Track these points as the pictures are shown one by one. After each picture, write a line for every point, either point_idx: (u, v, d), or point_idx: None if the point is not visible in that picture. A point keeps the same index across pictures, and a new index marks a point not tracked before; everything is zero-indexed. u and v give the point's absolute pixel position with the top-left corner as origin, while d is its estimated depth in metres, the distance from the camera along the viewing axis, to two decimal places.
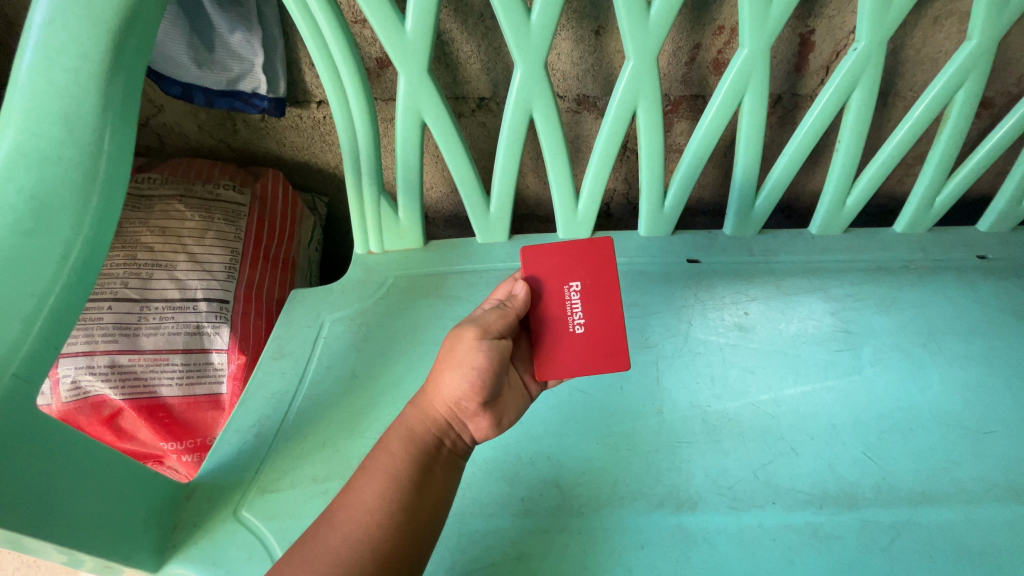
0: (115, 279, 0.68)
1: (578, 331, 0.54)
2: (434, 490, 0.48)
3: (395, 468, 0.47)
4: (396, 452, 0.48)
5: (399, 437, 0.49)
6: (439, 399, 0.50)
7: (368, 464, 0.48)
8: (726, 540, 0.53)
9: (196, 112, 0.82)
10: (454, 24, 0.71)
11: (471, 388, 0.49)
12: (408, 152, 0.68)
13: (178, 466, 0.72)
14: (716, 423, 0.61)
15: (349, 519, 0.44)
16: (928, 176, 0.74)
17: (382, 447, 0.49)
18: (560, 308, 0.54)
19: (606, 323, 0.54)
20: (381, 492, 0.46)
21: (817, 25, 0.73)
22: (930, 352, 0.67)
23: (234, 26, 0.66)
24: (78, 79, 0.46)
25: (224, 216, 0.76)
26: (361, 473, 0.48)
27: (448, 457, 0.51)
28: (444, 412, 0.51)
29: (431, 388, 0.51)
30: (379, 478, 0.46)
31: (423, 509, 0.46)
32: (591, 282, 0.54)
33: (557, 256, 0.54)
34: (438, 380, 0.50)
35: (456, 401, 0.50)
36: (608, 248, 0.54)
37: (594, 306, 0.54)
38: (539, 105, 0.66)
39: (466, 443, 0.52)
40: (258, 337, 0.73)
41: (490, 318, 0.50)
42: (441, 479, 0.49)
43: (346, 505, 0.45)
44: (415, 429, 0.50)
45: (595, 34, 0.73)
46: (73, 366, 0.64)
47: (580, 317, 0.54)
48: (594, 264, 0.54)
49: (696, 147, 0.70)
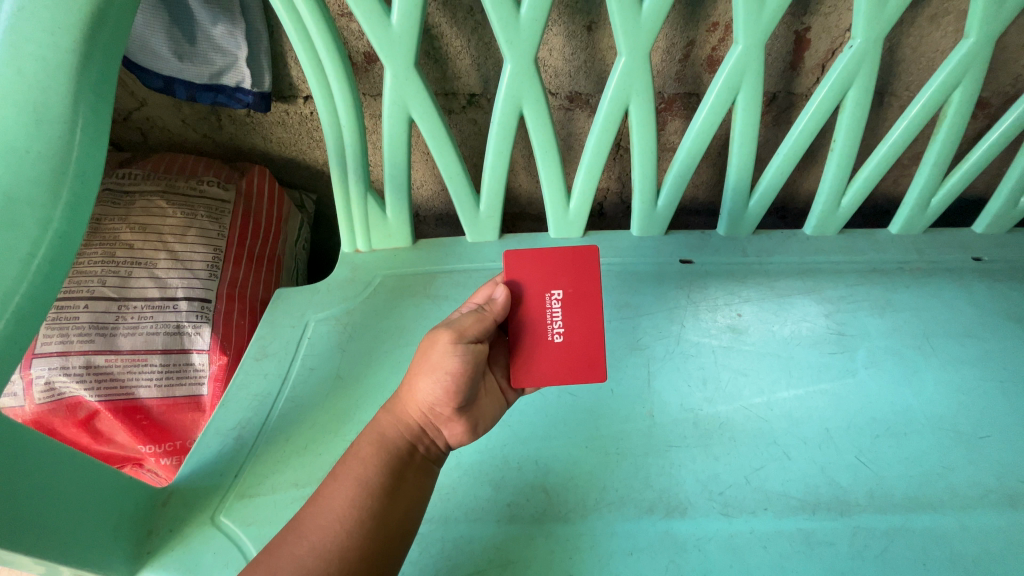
0: (93, 278, 0.66)
1: (558, 339, 0.53)
2: (406, 496, 0.47)
3: (365, 474, 0.46)
4: (368, 457, 0.47)
5: (370, 442, 0.48)
6: (413, 403, 0.49)
7: (338, 470, 0.47)
8: (716, 547, 0.52)
9: (179, 105, 0.80)
10: (443, 18, 0.69)
11: (445, 393, 0.48)
12: (395, 149, 0.67)
13: (158, 469, 0.71)
14: (707, 426, 0.60)
15: (317, 527, 0.43)
16: (924, 176, 0.73)
17: (353, 452, 0.48)
18: (540, 315, 0.53)
19: (585, 332, 0.53)
20: (351, 499, 0.44)
21: (813, 22, 0.72)
22: (925, 355, 0.66)
23: (216, 18, 0.64)
24: (48, 69, 0.45)
25: (206, 213, 0.75)
26: (330, 479, 0.47)
27: (421, 462, 0.50)
28: (417, 417, 0.49)
29: (405, 391, 0.50)
30: (349, 484, 0.45)
31: (394, 515, 0.45)
32: (573, 290, 0.53)
33: (540, 261, 0.52)
34: (411, 384, 0.49)
35: (430, 406, 0.49)
36: (594, 254, 0.52)
37: (577, 314, 0.53)
38: (529, 101, 0.64)
39: (440, 447, 0.51)
40: (241, 337, 0.72)
41: (466, 322, 0.49)
42: (413, 485, 0.48)
43: (314, 512, 0.44)
44: (387, 434, 0.49)
45: (587, 30, 0.71)
46: (47, 366, 0.62)
47: (561, 325, 0.53)
48: (579, 270, 0.53)
49: (688, 146, 0.69)
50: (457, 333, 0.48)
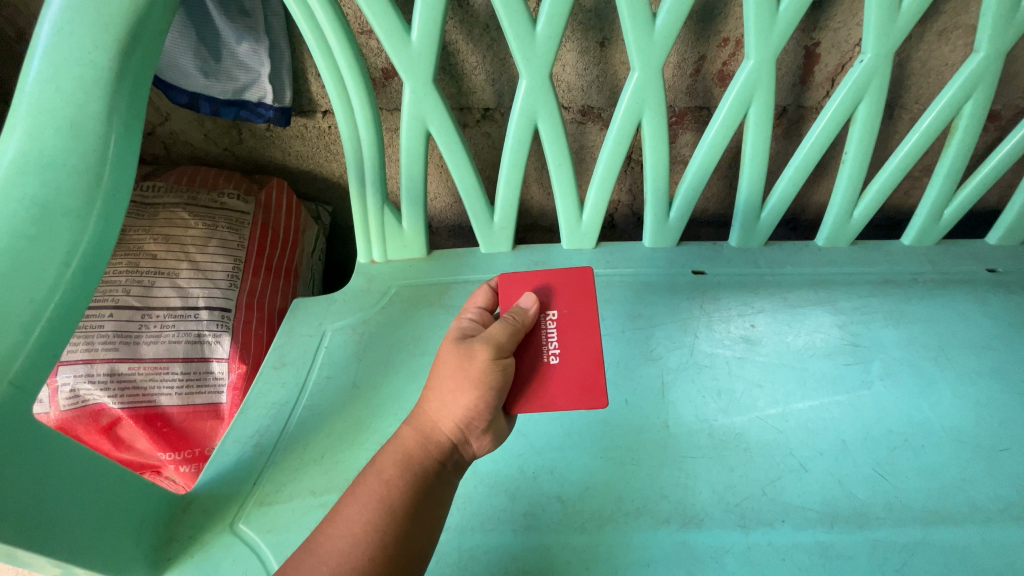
0: (117, 287, 0.68)
1: (553, 359, 0.52)
2: (427, 518, 0.46)
3: (388, 495, 0.45)
4: (392, 478, 0.46)
5: (395, 462, 0.47)
6: (445, 419, 0.48)
7: (357, 489, 0.46)
8: (734, 559, 0.52)
9: (202, 121, 0.82)
10: (459, 36, 0.71)
11: (484, 407, 0.47)
12: (412, 162, 0.68)
13: (176, 476, 0.71)
14: (722, 438, 0.60)
15: (335, 550, 0.42)
16: (936, 189, 0.73)
17: (373, 473, 0.47)
18: (535, 334, 0.53)
19: (581, 355, 0.52)
20: (371, 522, 0.44)
21: (822, 37, 0.73)
22: (941, 367, 0.66)
23: (241, 37, 0.66)
24: (85, 87, 0.46)
25: (227, 225, 0.76)
26: (347, 498, 0.46)
27: (447, 480, 0.49)
28: (449, 435, 0.48)
29: (433, 407, 0.49)
30: (370, 505, 0.44)
31: (416, 538, 0.45)
32: (567, 312, 0.53)
33: (526, 282, 0.55)
34: (443, 401, 0.48)
35: (466, 421, 0.48)
36: (587, 279, 0.54)
37: (570, 336, 0.53)
38: (544, 116, 0.66)
39: (467, 459, 0.51)
40: (260, 346, 0.73)
41: (496, 330, 0.48)
42: (434, 505, 0.47)
43: (332, 534, 0.43)
44: (413, 451, 0.48)
45: (601, 46, 0.73)
46: (72, 373, 0.64)
47: (556, 347, 0.52)
48: (573, 296, 0.54)
49: (701, 158, 0.70)
50: (499, 347, 0.47)
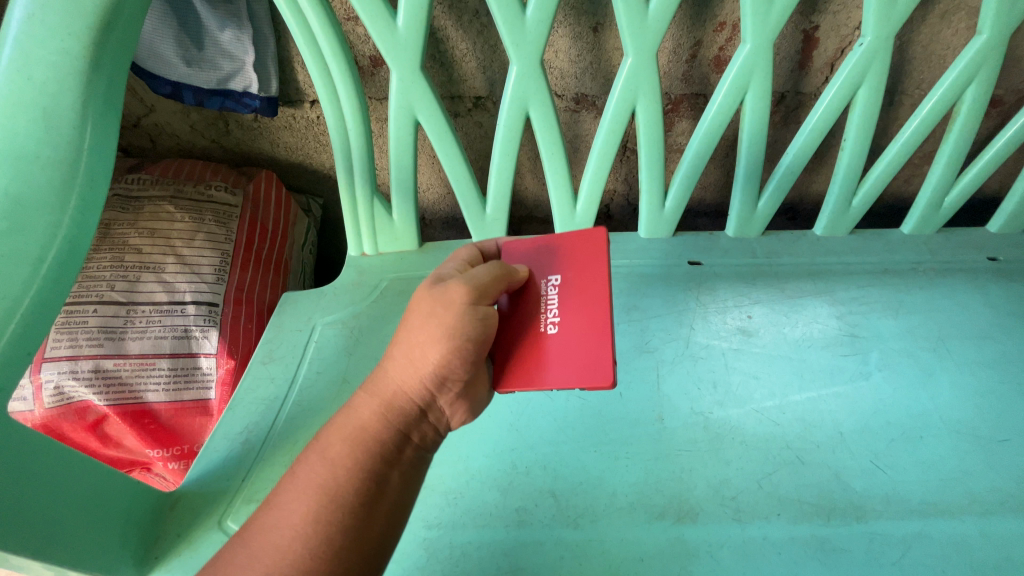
0: (101, 282, 0.67)
1: (551, 329, 0.49)
2: (392, 486, 0.42)
3: (349, 458, 0.42)
4: (356, 438, 0.43)
5: (360, 422, 0.44)
6: (413, 376, 0.44)
7: (317, 451, 0.43)
8: (729, 553, 0.51)
9: (187, 112, 0.81)
10: (448, 22, 0.69)
11: (452, 362, 0.44)
12: (401, 152, 0.67)
13: (166, 473, 0.71)
14: (718, 430, 0.59)
15: (267, 550, 0.38)
16: (936, 176, 0.72)
17: (338, 432, 0.44)
18: (537, 303, 0.51)
19: (580, 323, 0.49)
20: (330, 486, 0.40)
21: (821, 20, 0.71)
22: (940, 357, 0.65)
23: (224, 24, 0.65)
24: (57, 75, 0.45)
25: (215, 217, 0.75)
26: (284, 483, 0.42)
27: (416, 448, 0.45)
28: (418, 395, 0.44)
29: (398, 367, 0.45)
30: (328, 468, 0.41)
31: (374, 527, 0.40)
32: (570, 278, 0.52)
33: (535, 249, 0.56)
34: (414, 353, 0.44)
35: (435, 379, 0.44)
36: (600, 244, 0.53)
37: (572, 303, 0.50)
38: (535, 103, 0.64)
39: (442, 429, 0.47)
40: (249, 341, 0.72)
41: (479, 272, 0.47)
42: (401, 472, 0.43)
43: (264, 529, 0.40)
44: (367, 424, 0.43)
45: (594, 31, 0.71)
46: (56, 370, 0.63)
47: (556, 317, 0.50)
48: (576, 261, 0.53)
49: (697, 146, 0.68)
50: (477, 289, 0.46)
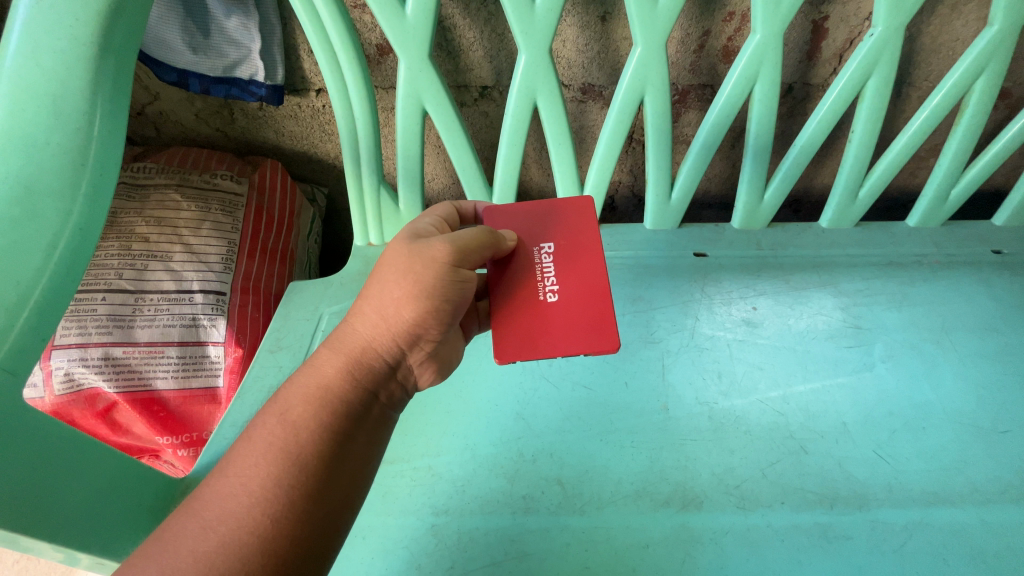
0: (110, 270, 0.67)
1: (552, 296, 0.50)
2: (358, 440, 0.43)
3: (316, 412, 0.42)
4: (324, 393, 0.43)
5: (326, 377, 0.44)
6: (384, 333, 0.45)
7: (281, 407, 0.42)
8: (732, 540, 0.52)
9: (191, 100, 0.80)
10: (456, 10, 0.69)
11: (425, 321, 0.46)
12: (408, 142, 0.66)
13: (174, 460, 0.71)
14: (722, 420, 0.59)
15: (226, 512, 0.37)
16: (943, 169, 0.72)
17: (303, 388, 0.43)
18: (532, 268, 0.51)
19: (580, 293, 0.50)
20: (296, 441, 0.40)
21: (831, 11, 0.70)
22: (943, 349, 0.65)
23: (229, 11, 0.64)
24: (67, 62, 0.45)
25: (221, 207, 0.75)
26: (240, 448, 0.41)
27: (381, 404, 0.46)
28: (386, 351, 0.46)
29: (367, 326, 0.46)
30: (291, 424, 0.41)
31: (341, 485, 0.41)
32: (565, 245, 0.52)
33: (523, 212, 0.54)
34: (387, 310, 0.45)
35: (406, 338, 0.46)
36: (588, 213, 0.54)
37: (569, 272, 0.51)
38: (543, 93, 0.64)
39: (405, 385, 0.49)
40: (256, 330, 0.72)
41: (466, 233, 0.46)
42: (366, 428, 0.45)
43: (218, 495, 0.38)
44: (332, 383, 0.44)
45: (601, 20, 0.71)
46: (66, 358, 0.63)
47: (554, 285, 0.51)
48: (568, 226, 0.53)
49: (704, 137, 0.68)
50: (460, 251, 0.45)
